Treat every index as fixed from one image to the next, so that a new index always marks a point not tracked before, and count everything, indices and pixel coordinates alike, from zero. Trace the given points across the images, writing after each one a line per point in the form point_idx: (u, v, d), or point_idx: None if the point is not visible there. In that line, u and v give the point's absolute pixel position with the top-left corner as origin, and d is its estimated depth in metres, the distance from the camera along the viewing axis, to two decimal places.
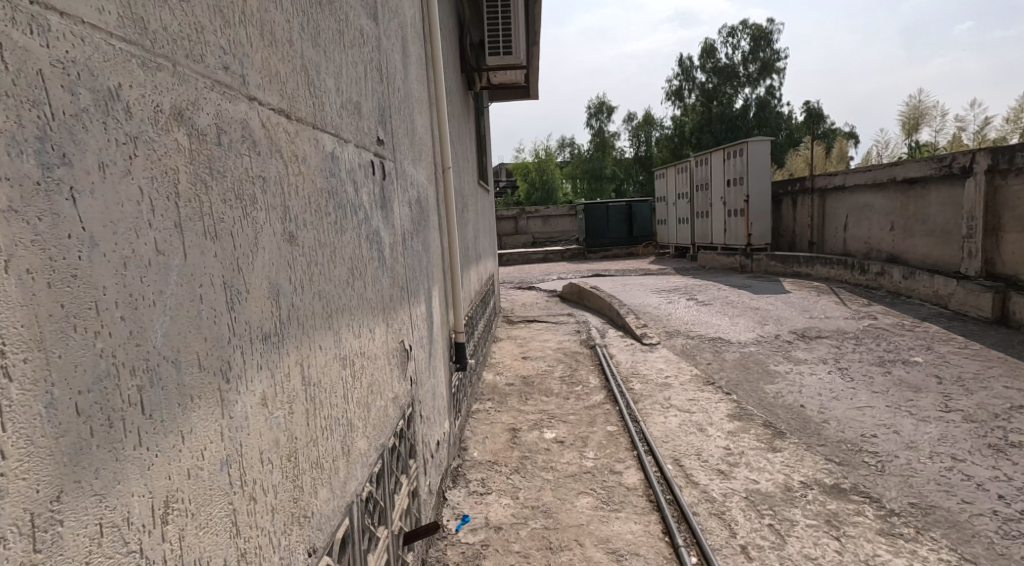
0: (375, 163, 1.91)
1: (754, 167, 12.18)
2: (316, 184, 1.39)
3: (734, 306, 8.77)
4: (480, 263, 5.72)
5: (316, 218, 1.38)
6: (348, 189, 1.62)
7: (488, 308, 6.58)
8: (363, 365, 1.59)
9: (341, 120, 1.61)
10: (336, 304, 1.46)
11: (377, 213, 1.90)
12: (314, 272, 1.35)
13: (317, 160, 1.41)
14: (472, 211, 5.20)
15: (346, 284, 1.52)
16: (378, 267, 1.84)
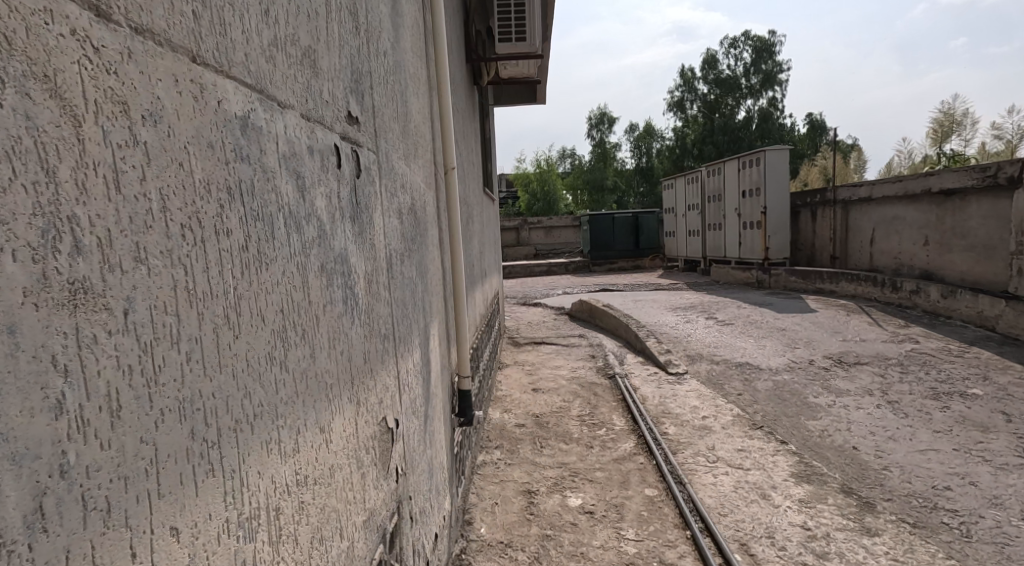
0: (344, 150, 1.25)
1: (772, 178, 11.62)
2: (176, 174, 0.75)
3: (758, 327, 8.11)
4: (485, 281, 5.09)
5: (167, 243, 0.74)
6: (279, 186, 0.97)
7: (492, 330, 5.92)
8: (287, 497, 0.93)
9: (268, 71, 0.95)
10: (219, 403, 0.81)
11: (347, 227, 1.24)
12: (153, 348, 0.71)
13: (181, 130, 0.76)
14: (477, 223, 4.55)
15: (249, 357, 0.87)
16: (344, 313, 1.18)
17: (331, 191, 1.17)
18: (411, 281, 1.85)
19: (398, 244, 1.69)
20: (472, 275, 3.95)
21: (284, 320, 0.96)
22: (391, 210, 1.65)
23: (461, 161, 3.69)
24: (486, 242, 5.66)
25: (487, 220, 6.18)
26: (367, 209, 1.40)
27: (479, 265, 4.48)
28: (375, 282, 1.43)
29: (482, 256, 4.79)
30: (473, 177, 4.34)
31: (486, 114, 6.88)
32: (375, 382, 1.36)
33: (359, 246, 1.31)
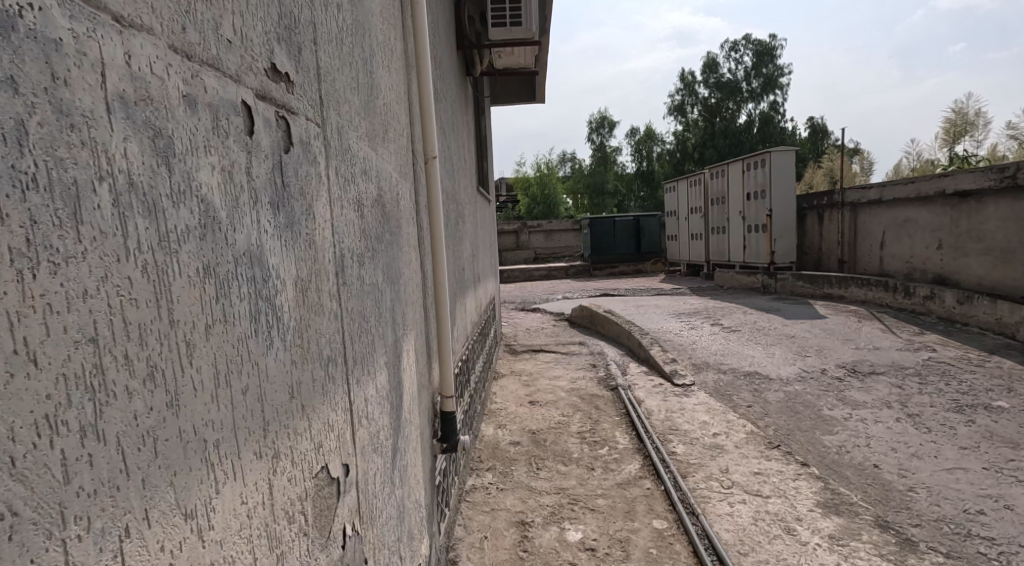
0: (252, 111, 0.95)
1: (778, 180, 11.33)
2: None
3: (766, 334, 7.79)
4: (479, 286, 4.78)
5: None
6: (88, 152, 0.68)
7: (487, 337, 5.60)
8: None
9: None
10: None
11: (252, 213, 0.94)
12: None
13: None
14: (470, 223, 4.25)
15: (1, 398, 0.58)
16: (232, 329, 0.88)
17: (221, 165, 0.88)
18: (376, 286, 1.54)
19: (355, 240, 1.39)
20: (462, 279, 3.64)
21: (100, 348, 0.68)
22: (345, 197, 1.34)
23: (451, 155, 3.39)
24: (481, 245, 5.36)
25: (484, 221, 5.88)
26: (300, 193, 1.09)
27: (472, 269, 4.18)
28: (314, 286, 1.13)
29: (475, 258, 4.49)
30: (465, 174, 4.04)
31: (481, 111, 6.58)
32: (303, 418, 1.05)
33: (281, 240, 1.00)
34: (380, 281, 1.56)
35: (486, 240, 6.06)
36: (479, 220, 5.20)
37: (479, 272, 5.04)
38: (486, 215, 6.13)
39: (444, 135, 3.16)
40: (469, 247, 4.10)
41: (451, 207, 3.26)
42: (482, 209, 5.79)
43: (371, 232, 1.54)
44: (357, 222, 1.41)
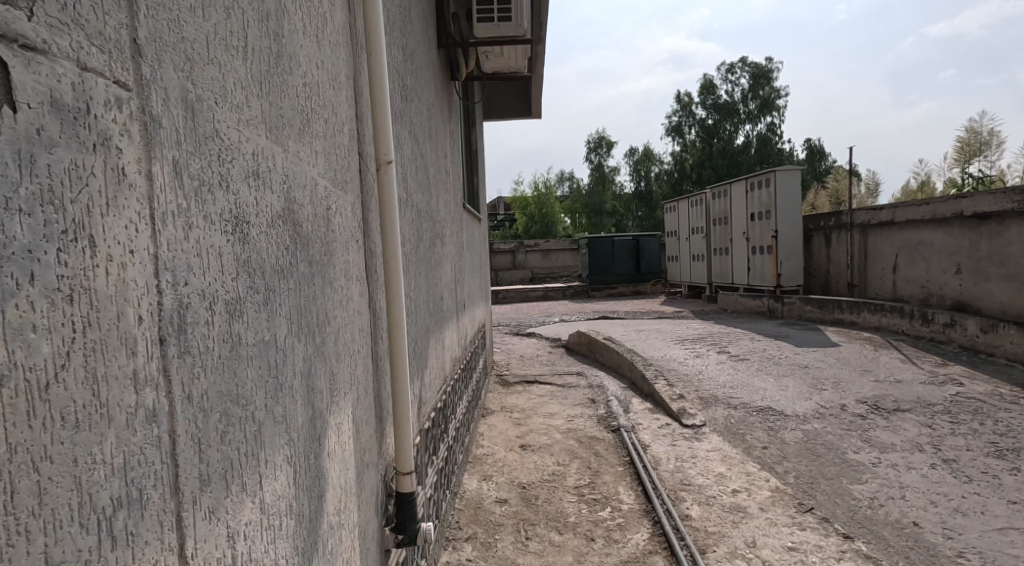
0: None
1: (783, 199, 10.92)
2: None
3: (777, 364, 7.28)
4: (465, 315, 4.30)
5: None
6: None
7: (475, 369, 5.09)
8: None
9: None
10: None
11: None
12: None
13: None
14: (453, 245, 3.78)
15: None
16: None
17: None
18: (267, 343, 1.04)
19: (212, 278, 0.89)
20: (440, 311, 3.15)
21: None
22: (191, 207, 0.85)
23: (427, 166, 2.92)
24: (469, 269, 4.89)
25: (473, 242, 5.43)
26: (31, 198, 0.60)
27: (454, 298, 3.71)
28: (70, 365, 0.63)
29: (459, 285, 4.02)
30: (446, 190, 3.57)
31: (471, 124, 6.15)
32: None
33: None
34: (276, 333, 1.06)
35: (476, 263, 5.61)
36: (466, 243, 4.75)
37: (467, 301, 4.57)
38: (476, 236, 5.68)
39: (418, 140, 2.66)
40: (451, 270, 3.62)
41: (425, 225, 2.77)
42: (471, 228, 5.33)
43: (262, 261, 1.04)
44: (221, 248, 0.91)
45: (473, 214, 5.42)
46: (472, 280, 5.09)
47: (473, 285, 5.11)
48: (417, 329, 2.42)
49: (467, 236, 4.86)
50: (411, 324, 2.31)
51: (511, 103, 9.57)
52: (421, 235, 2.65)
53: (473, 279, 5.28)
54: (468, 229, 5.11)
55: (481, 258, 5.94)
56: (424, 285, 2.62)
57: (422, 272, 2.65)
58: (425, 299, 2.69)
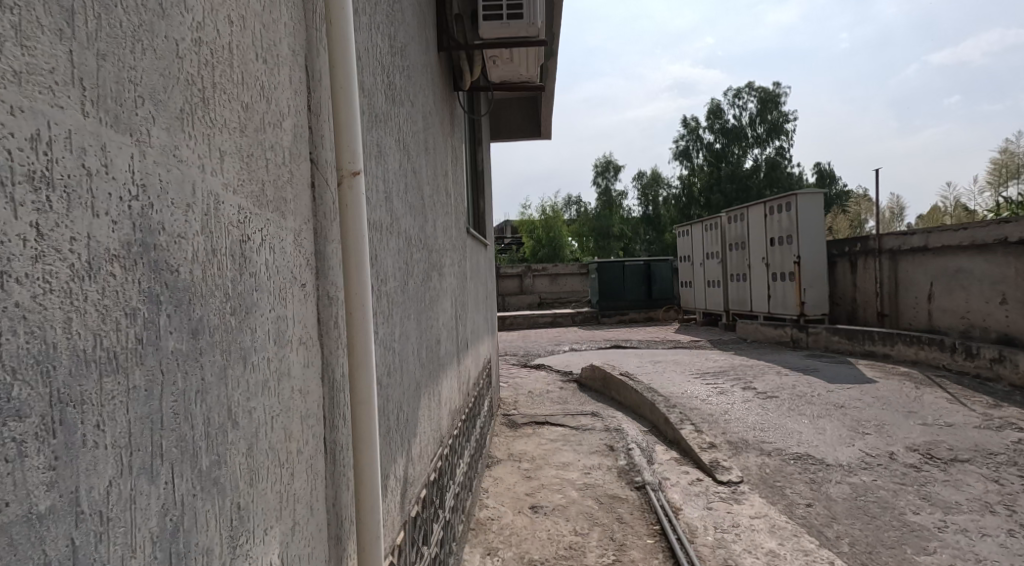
0: None
1: (805, 224, 10.41)
2: None
3: (809, 403, 6.70)
4: (469, 354, 3.80)
5: None
6: None
7: (481, 413, 4.58)
8: None
9: None
10: None
11: None
12: None
13: None
14: (454, 278, 3.28)
15: None
16: None
17: None
18: (45, 509, 0.53)
19: None
20: (438, 358, 2.64)
21: None
22: None
23: (422, 185, 2.43)
24: (475, 303, 4.40)
25: (480, 272, 4.95)
26: None
27: (455, 340, 3.20)
28: None
29: (462, 322, 3.52)
30: (447, 213, 3.06)
31: (476, 143, 5.70)
32: None
33: None
34: (77, 482, 0.56)
35: (483, 294, 5.11)
36: (471, 273, 4.27)
37: (472, 339, 4.06)
38: (483, 264, 5.19)
39: (408, 151, 2.16)
40: (452, 306, 3.12)
41: (418, 255, 2.27)
42: (478, 256, 4.85)
43: (43, 347, 0.54)
44: None
45: (479, 241, 4.94)
46: (478, 314, 4.59)
47: (478, 319, 4.61)
48: (404, 390, 1.91)
49: (472, 265, 4.37)
50: (396, 385, 1.80)
51: (519, 124, 9.15)
52: (412, 268, 2.15)
53: (480, 313, 4.79)
54: (474, 257, 4.63)
55: (487, 288, 5.44)
56: (414, 331, 2.09)
57: (414, 315, 2.14)
58: (417, 349, 2.18)
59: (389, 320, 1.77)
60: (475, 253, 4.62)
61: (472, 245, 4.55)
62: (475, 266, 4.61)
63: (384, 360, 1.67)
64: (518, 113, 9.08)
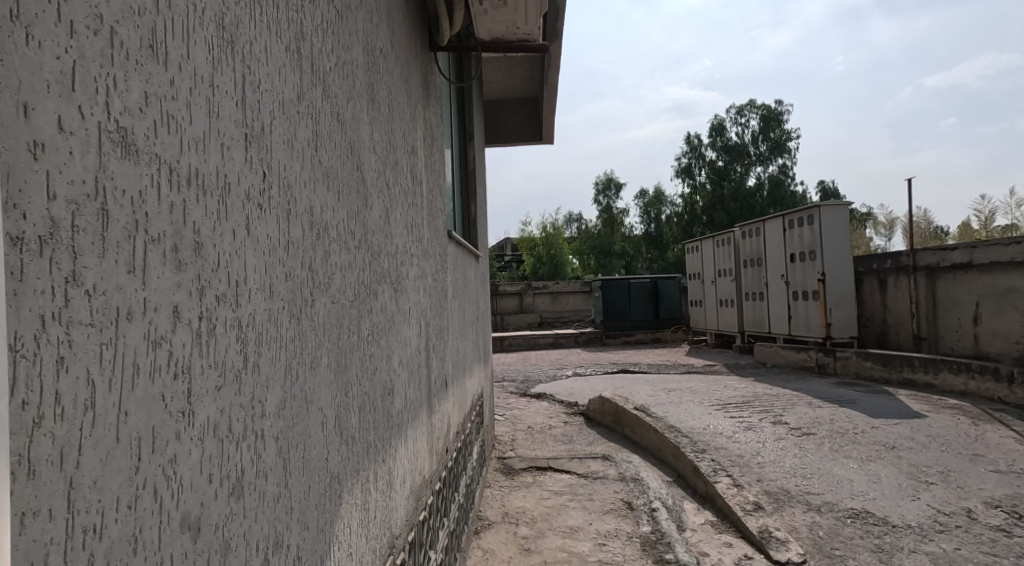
0: None
1: (829, 238, 9.57)
2: None
3: (854, 444, 5.80)
4: (450, 396, 2.92)
5: None
6: None
7: (470, 465, 3.69)
8: None
9: None
10: None
11: None
12: None
13: None
14: (427, 296, 2.41)
15: None
16: None
17: None
18: None
19: None
20: (393, 415, 1.76)
21: None
22: None
23: (361, 148, 1.57)
24: (460, 329, 3.54)
25: (469, 291, 4.11)
26: None
27: (425, 383, 2.32)
28: None
29: (438, 355, 2.64)
30: (412, 204, 2.20)
31: (466, 140, 4.89)
32: None
33: None
34: None
35: (473, 315, 4.25)
36: (456, 291, 3.42)
37: (455, 377, 3.18)
38: (472, 279, 4.34)
39: (322, 78, 1.30)
40: (421, 334, 2.25)
41: (346, 254, 1.40)
42: (467, 271, 4.00)
43: None
44: None
45: (470, 251, 4.10)
46: (464, 339, 3.73)
47: (466, 348, 3.74)
48: (293, 502, 1.02)
49: (458, 281, 3.50)
50: (265, 503, 0.92)
51: (518, 128, 8.32)
52: (329, 274, 1.27)
53: (468, 339, 3.93)
54: (462, 269, 3.77)
55: (479, 310, 4.60)
56: (326, 389, 1.21)
57: (328, 354, 1.25)
58: (338, 411, 1.29)
59: (249, 372, 0.90)
60: (461, 265, 3.77)
61: (459, 255, 3.68)
62: (462, 282, 3.75)
63: (217, 462, 0.79)
64: (516, 115, 8.26)
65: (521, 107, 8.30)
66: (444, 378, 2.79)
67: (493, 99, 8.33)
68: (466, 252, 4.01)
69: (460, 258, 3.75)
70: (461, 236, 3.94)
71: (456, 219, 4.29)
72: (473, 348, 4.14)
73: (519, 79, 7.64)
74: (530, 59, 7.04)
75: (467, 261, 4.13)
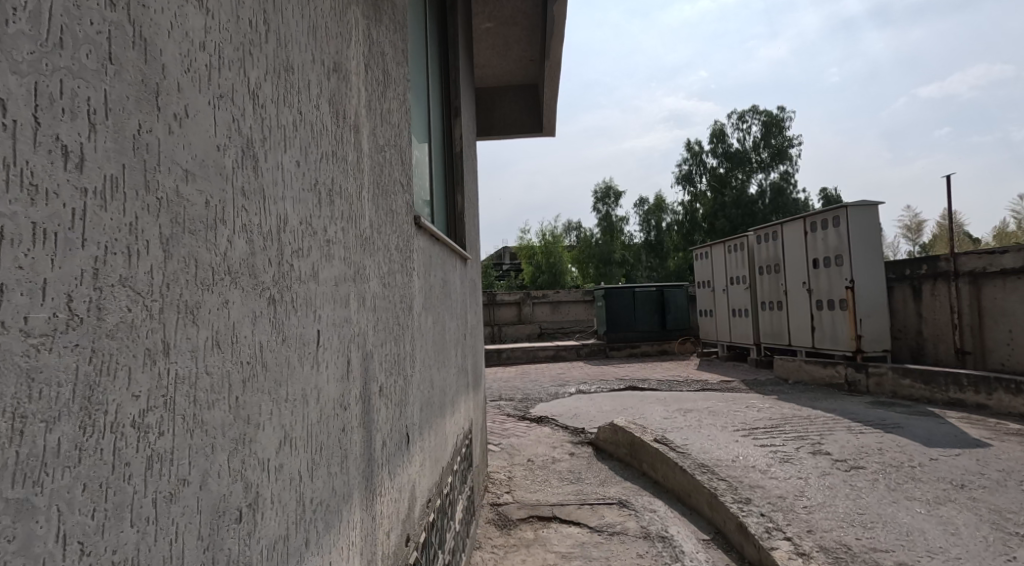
0: None
1: (858, 241, 8.71)
2: None
3: (915, 482, 4.90)
4: (416, 451, 2.04)
5: None
6: None
7: (452, 532, 2.80)
8: None
9: None
10: None
11: None
12: None
13: None
14: (368, 307, 1.53)
15: None
16: None
17: None
18: None
19: None
20: (256, 554, 0.88)
21: None
22: None
23: None
24: (438, 353, 2.66)
25: (453, 307, 3.23)
26: None
27: (362, 451, 1.44)
28: None
29: (393, 399, 1.76)
30: (338, 160, 1.34)
31: (454, 115, 4.00)
32: None
33: None
34: None
35: (459, 334, 3.37)
36: (431, 302, 2.53)
37: (427, 420, 2.29)
38: (459, 284, 3.46)
39: None
40: (351, 370, 1.37)
41: (17, 211, 0.57)
42: (451, 276, 3.12)
43: None
44: None
45: (456, 252, 3.22)
46: (444, 362, 2.84)
47: (447, 377, 2.87)
48: None
49: (435, 288, 2.62)
50: None
51: (515, 118, 7.45)
52: None
53: (452, 368, 3.07)
54: (443, 272, 2.89)
55: (466, 323, 3.73)
56: None
57: None
58: None
59: None
60: (443, 265, 2.89)
61: (440, 251, 2.80)
62: (444, 289, 2.87)
63: None
64: (514, 103, 7.39)
65: (520, 95, 7.44)
66: (407, 429, 1.91)
67: (488, 86, 7.46)
68: (449, 251, 3.14)
69: (442, 255, 2.86)
70: (441, 232, 3.06)
71: (436, 208, 3.41)
72: (458, 377, 3.27)
73: (517, 62, 6.78)
74: (529, 37, 6.18)
75: (452, 264, 3.24)
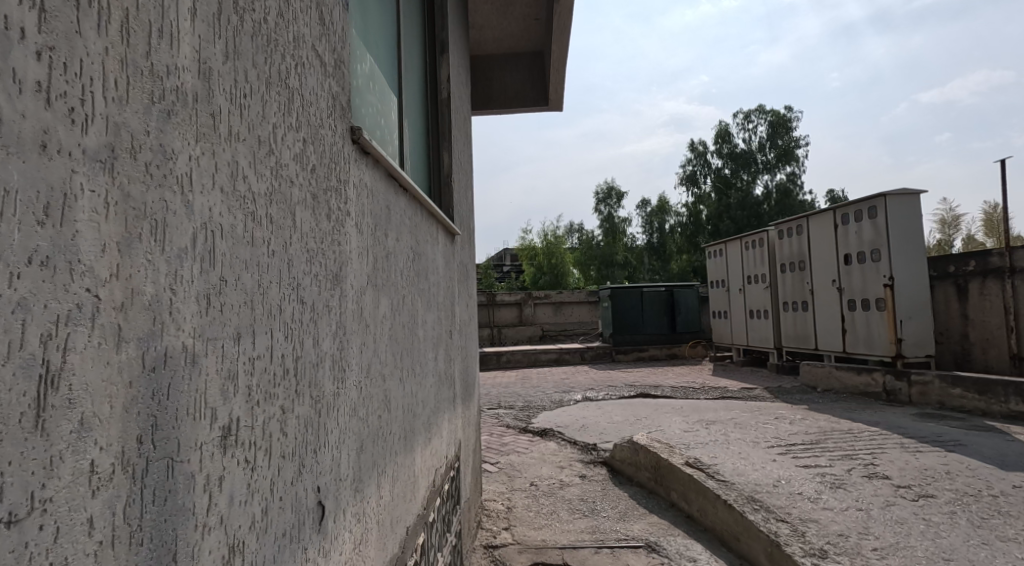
0: None
1: (897, 233, 7.81)
2: None
3: (1004, 517, 4.02)
4: (343, 523, 1.20)
5: None
6: None
7: None
8: None
9: None
10: None
11: None
12: None
13: None
14: (146, 215, 0.76)
15: None
16: None
17: None
18: None
19: None
20: None
21: None
22: None
23: None
24: (402, 352, 1.81)
25: (435, 290, 2.42)
26: None
27: (77, 528, 0.65)
28: None
29: (257, 415, 0.95)
30: None
31: (440, 50, 3.13)
32: None
33: None
34: None
35: (443, 325, 2.57)
36: (394, 275, 1.71)
37: (375, 460, 1.43)
38: (443, 260, 2.66)
39: None
40: (6, 328, 0.59)
41: None
42: (428, 249, 2.29)
43: None
44: None
45: (436, 216, 2.42)
46: (419, 365, 2.02)
47: (422, 385, 2.05)
48: None
49: (401, 256, 1.80)
50: None
51: (518, 91, 6.63)
52: None
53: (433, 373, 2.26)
54: (416, 236, 2.06)
55: (452, 313, 2.90)
56: None
57: None
58: None
59: None
60: (417, 227, 2.07)
61: (410, 203, 1.97)
62: (417, 261, 2.06)
63: None
64: (516, 75, 6.57)
65: (523, 65, 6.61)
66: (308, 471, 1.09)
67: (487, 55, 6.63)
68: (428, 214, 2.34)
69: (413, 211, 2.03)
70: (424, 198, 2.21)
71: (410, 160, 2.57)
72: (441, 385, 2.44)
73: (521, 24, 5.95)
74: None
75: (433, 231, 2.44)
